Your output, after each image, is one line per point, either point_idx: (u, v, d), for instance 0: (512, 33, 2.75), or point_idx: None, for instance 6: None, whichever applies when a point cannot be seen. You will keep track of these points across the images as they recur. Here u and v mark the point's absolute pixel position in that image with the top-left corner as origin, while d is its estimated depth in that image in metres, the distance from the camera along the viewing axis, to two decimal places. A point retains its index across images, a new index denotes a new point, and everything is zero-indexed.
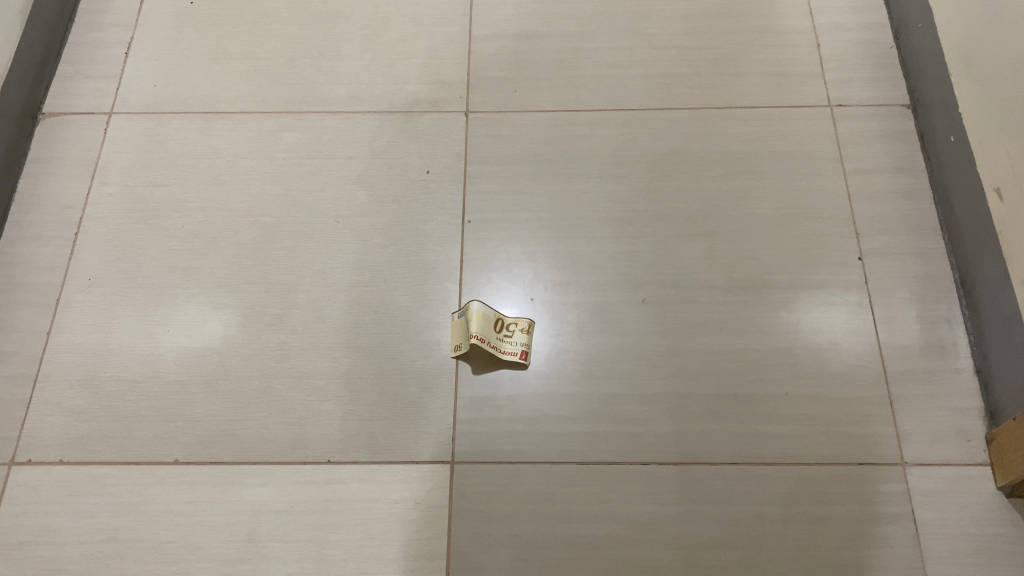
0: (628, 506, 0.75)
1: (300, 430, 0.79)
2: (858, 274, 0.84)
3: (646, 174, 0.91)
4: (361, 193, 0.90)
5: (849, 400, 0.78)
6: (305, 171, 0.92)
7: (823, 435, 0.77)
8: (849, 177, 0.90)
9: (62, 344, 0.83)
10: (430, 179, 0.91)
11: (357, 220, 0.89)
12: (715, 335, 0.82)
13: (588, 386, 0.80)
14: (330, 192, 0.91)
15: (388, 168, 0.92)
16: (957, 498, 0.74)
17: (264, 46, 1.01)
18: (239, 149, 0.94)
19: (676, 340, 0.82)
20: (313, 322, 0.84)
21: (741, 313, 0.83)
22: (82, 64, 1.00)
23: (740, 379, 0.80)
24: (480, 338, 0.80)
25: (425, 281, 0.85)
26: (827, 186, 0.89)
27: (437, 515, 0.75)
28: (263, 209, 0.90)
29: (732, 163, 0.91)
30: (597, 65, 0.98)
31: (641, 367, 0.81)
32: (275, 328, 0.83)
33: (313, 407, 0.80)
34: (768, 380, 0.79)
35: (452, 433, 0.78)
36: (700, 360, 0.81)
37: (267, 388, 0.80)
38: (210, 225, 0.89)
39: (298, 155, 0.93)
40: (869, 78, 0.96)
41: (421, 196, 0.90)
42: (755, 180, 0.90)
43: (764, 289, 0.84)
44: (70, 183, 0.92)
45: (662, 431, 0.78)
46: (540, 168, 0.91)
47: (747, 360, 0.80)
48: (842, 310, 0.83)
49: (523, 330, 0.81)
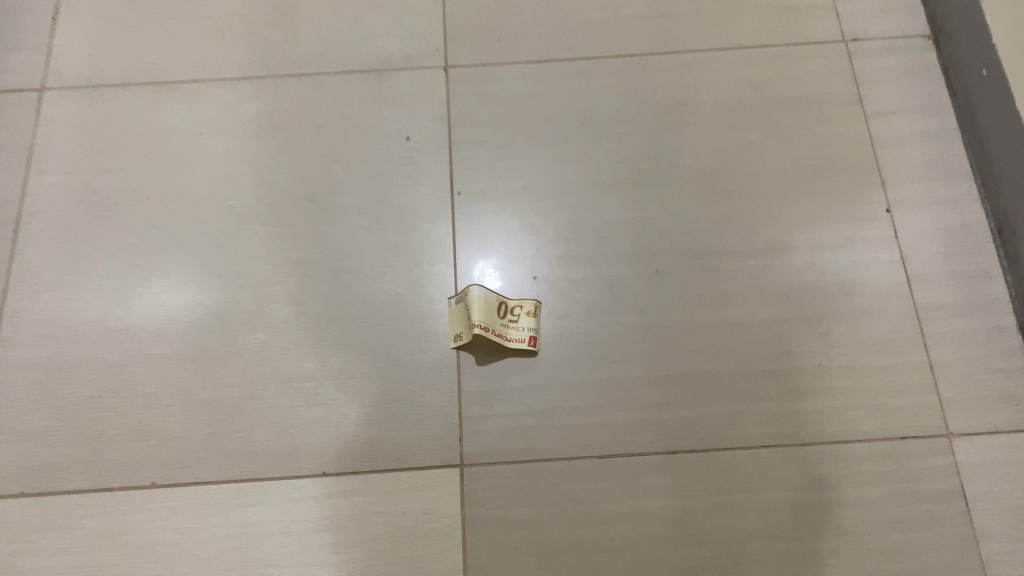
0: (656, 501, 0.69)
1: (291, 440, 0.71)
2: (887, 228, 0.78)
3: (650, 128, 0.82)
4: (336, 167, 0.81)
5: (886, 369, 0.73)
6: (271, 145, 0.82)
7: (861, 409, 0.71)
8: (870, 120, 0.82)
9: (13, 359, 0.74)
10: (411, 147, 0.82)
11: (334, 199, 0.80)
12: (738, 306, 0.75)
13: (604, 371, 0.73)
14: (302, 168, 0.81)
15: (364, 137, 0.82)
16: (1007, 468, 0.69)
17: (213, 4, 0.90)
18: (195, 124, 0.84)
19: (696, 314, 0.75)
20: (294, 317, 0.75)
21: (764, 280, 0.76)
22: (6, 36, 0.88)
23: (769, 353, 0.73)
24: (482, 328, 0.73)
25: (416, 263, 0.77)
26: (847, 132, 0.82)
27: (450, 525, 0.68)
28: (229, 191, 0.80)
29: (743, 112, 0.83)
30: (588, 7, 0.89)
31: (660, 346, 0.74)
32: (253, 327, 0.75)
33: (303, 413, 0.72)
34: (799, 353, 0.73)
35: (459, 432, 0.71)
36: (723, 334, 0.74)
37: (250, 396, 0.72)
38: (169, 213, 0.80)
39: (262, 127, 0.83)
40: (884, 7, 0.87)
41: (403, 168, 0.81)
42: (769, 130, 0.82)
43: (787, 251, 0.77)
44: (6, 174, 0.82)
45: (688, 416, 0.71)
46: (533, 128, 0.82)
47: (775, 332, 0.74)
48: (873, 269, 0.76)
49: (527, 314, 0.74)
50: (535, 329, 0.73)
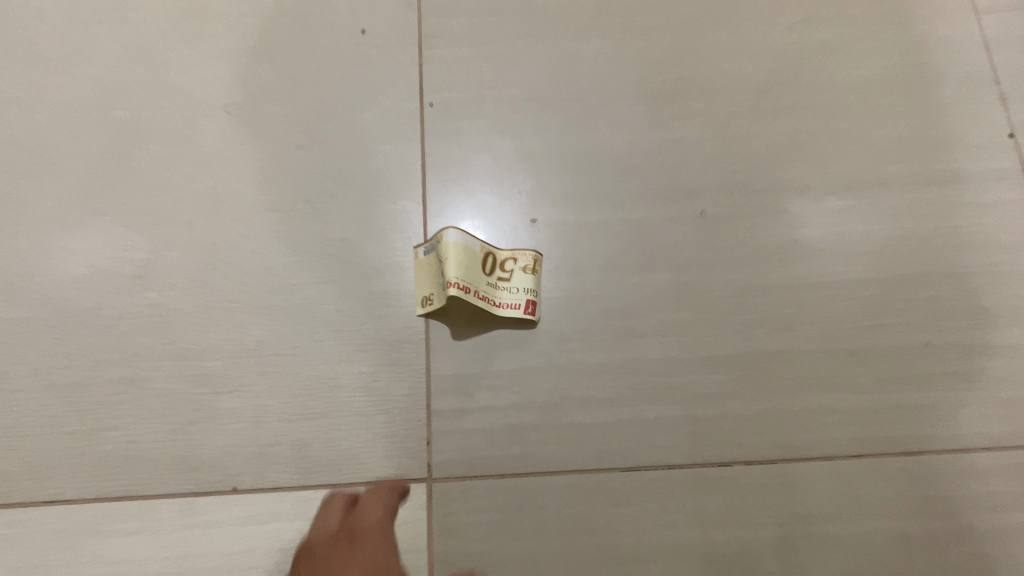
0: (703, 533, 0.49)
1: (188, 442, 0.51)
2: (1011, 159, 0.57)
3: (689, 25, 0.61)
4: (263, 69, 0.60)
5: (1017, 350, 0.53)
6: (176, 38, 0.61)
7: (983, 405, 0.52)
8: (980, 17, 0.62)
9: None
10: (367, 44, 0.61)
11: (260, 110, 0.59)
12: (811, 262, 0.55)
13: (629, 349, 0.53)
14: (216, 69, 0.60)
15: (303, 30, 0.61)
16: None
17: None
18: (71, 7, 0.61)
19: (754, 272, 0.54)
20: (199, 270, 0.54)
21: (846, 226, 0.56)
22: None
23: (856, 326, 0.53)
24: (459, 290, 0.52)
25: (370, 199, 0.56)
26: (952, 32, 0.61)
27: (411, 567, 0.48)
28: (114, 96, 0.58)
29: (812, 5, 0.62)
30: None
31: (705, 316, 0.53)
32: (140, 284, 0.54)
33: (207, 405, 0.51)
34: (897, 326, 0.53)
35: (426, 434, 0.51)
36: (791, 300, 0.54)
37: (133, 380, 0.52)
38: (30, 125, 0.58)
39: (164, 15, 0.61)
40: None
41: (355, 71, 0.60)
42: (847, 28, 0.61)
43: (876, 188, 0.57)
44: None
45: (745, 413, 0.51)
46: (531, 21, 0.61)
47: (863, 297, 0.54)
48: (994, 214, 0.56)
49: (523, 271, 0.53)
50: (533, 291, 0.53)
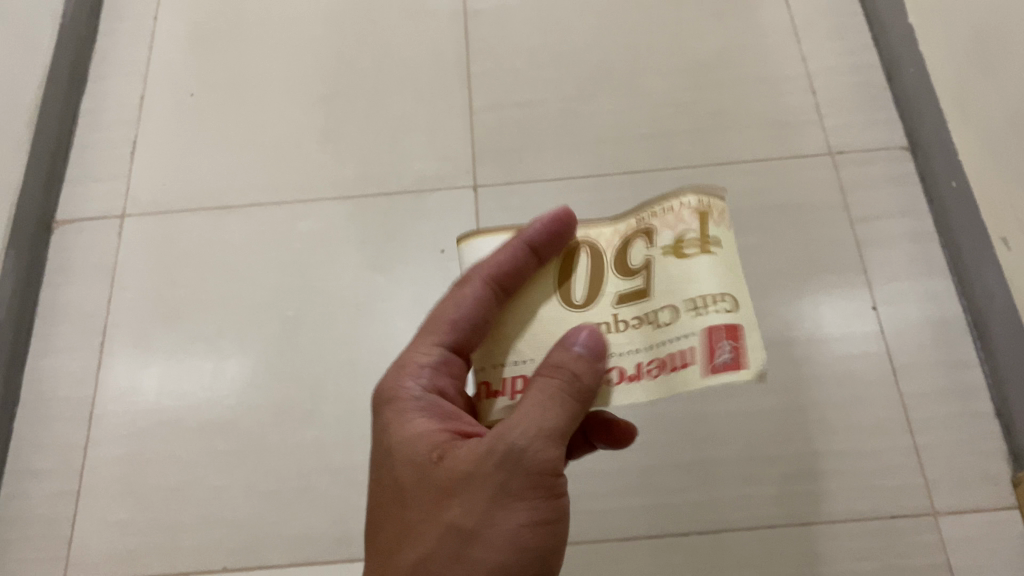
0: None
1: (344, 526, 0.80)
2: (875, 323, 0.86)
3: None
4: (378, 277, 0.92)
5: (876, 452, 0.81)
6: (321, 259, 0.93)
7: (854, 490, 0.79)
8: (856, 225, 0.91)
9: (99, 457, 0.85)
10: (445, 258, 0.92)
11: (377, 305, 0.90)
12: (742, 397, 0.84)
13: (622, 459, 0.82)
14: (348, 279, 0.92)
15: (403, 249, 0.93)
16: (989, 543, 0.76)
17: (268, 132, 1.02)
18: (253, 241, 0.95)
19: (703, 405, 0.83)
20: (345, 414, 0.85)
21: (765, 372, 0.85)
22: (88, 166, 1.01)
23: (772, 440, 0.82)
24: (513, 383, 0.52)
25: None
26: (836, 236, 0.91)
27: None
28: (284, 302, 0.91)
29: (742, 219, 0.92)
30: (600, 127, 0.99)
31: (670, 434, 0.82)
32: (308, 424, 0.85)
33: (353, 501, 0.81)
34: (798, 439, 0.82)
35: None
36: (728, 423, 0.83)
37: (308, 486, 0.82)
38: (233, 323, 0.90)
39: (313, 243, 0.94)
40: (868, 120, 0.97)
41: (439, 276, 0.91)
42: (765, 235, 0.91)
43: (784, 344, 0.86)
44: (90, 291, 0.93)
45: (698, 499, 0.80)
46: None
47: (776, 419, 0.82)
48: (863, 361, 0.85)
49: (709, 301, 0.47)
50: (717, 257, 0.49)
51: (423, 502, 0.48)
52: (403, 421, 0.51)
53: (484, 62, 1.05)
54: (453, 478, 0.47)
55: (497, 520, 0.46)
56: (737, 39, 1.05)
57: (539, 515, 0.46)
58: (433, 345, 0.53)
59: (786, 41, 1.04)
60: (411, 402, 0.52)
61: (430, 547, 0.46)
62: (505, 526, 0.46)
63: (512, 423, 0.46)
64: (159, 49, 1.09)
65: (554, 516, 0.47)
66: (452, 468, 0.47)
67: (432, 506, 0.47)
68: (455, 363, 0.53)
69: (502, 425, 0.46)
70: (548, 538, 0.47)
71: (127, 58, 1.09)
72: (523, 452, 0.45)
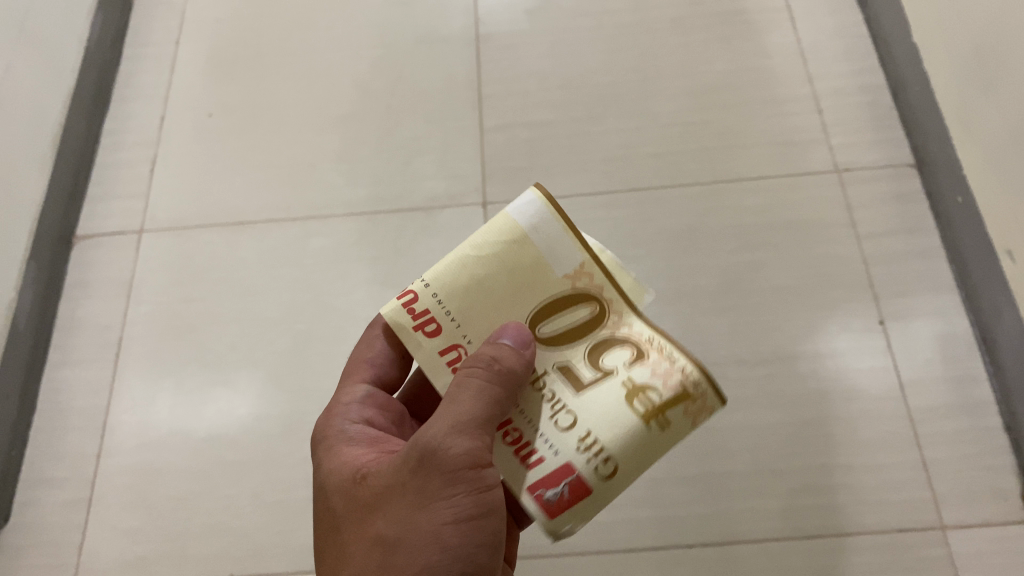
0: None
1: None
2: (882, 339, 0.86)
3: (666, 252, 0.93)
4: (388, 292, 0.93)
5: (883, 467, 0.80)
6: (333, 275, 0.95)
7: (861, 504, 0.79)
8: (863, 241, 0.92)
9: (110, 466, 0.86)
10: None
11: None
12: (748, 410, 0.84)
13: None
14: (359, 294, 0.93)
15: (413, 265, 0.94)
16: (999, 558, 0.75)
17: (283, 153, 1.04)
18: (267, 257, 0.97)
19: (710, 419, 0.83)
20: None
21: (771, 386, 0.85)
22: (109, 185, 1.04)
23: (778, 454, 0.81)
24: (433, 326, 0.52)
25: None
26: (843, 253, 0.91)
27: None
28: (295, 316, 0.93)
29: (748, 236, 0.93)
30: (608, 147, 1.01)
31: (677, 447, 0.83)
32: None
33: None
34: (805, 453, 0.81)
35: None
36: (735, 437, 0.82)
37: None
38: (246, 336, 0.92)
39: (325, 259, 0.96)
40: (874, 140, 0.98)
41: None
42: (771, 251, 0.92)
43: (791, 359, 0.86)
44: (108, 305, 0.95)
45: (703, 512, 0.79)
46: None
47: (783, 434, 0.82)
48: (869, 376, 0.84)
49: (694, 385, 0.49)
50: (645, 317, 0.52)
51: (354, 517, 0.51)
52: (335, 452, 0.55)
53: (495, 85, 1.07)
54: (381, 491, 0.50)
55: (419, 523, 0.48)
56: (744, 62, 1.06)
57: (466, 512, 0.48)
58: (357, 383, 0.59)
59: (792, 63, 1.05)
60: (338, 433, 0.56)
61: (365, 558, 0.49)
62: (431, 528, 0.48)
63: (434, 432, 0.49)
64: (181, 74, 1.13)
65: (480, 511, 0.48)
66: (379, 484, 0.50)
67: (364, 522, 0.50)
68: (377, 398, 0.59)
69: (426, 435, 0.49)
70: (475, 536, 0.48)
71: (151, 82, 1.12)
72: (443, 458, 0.48)
